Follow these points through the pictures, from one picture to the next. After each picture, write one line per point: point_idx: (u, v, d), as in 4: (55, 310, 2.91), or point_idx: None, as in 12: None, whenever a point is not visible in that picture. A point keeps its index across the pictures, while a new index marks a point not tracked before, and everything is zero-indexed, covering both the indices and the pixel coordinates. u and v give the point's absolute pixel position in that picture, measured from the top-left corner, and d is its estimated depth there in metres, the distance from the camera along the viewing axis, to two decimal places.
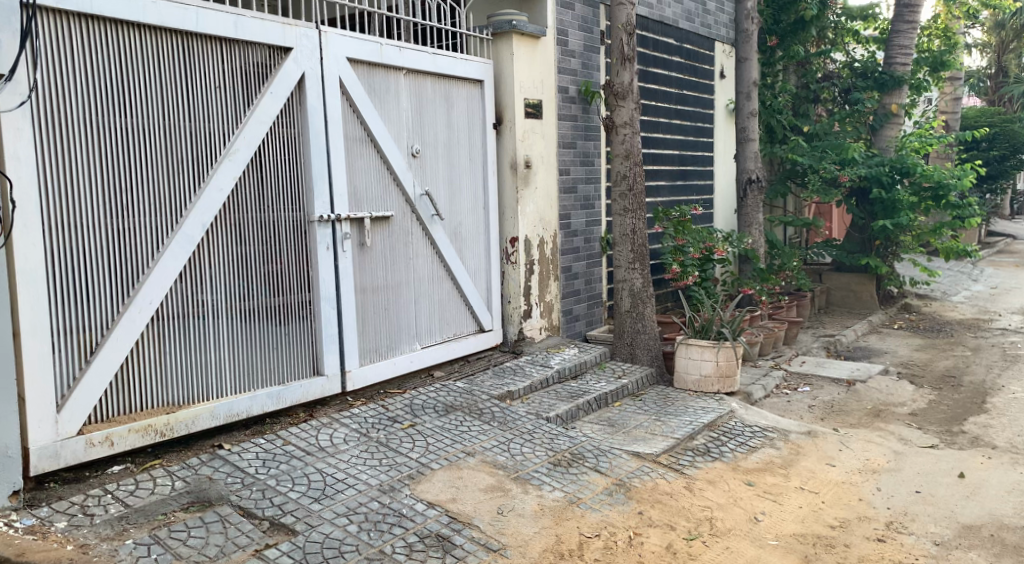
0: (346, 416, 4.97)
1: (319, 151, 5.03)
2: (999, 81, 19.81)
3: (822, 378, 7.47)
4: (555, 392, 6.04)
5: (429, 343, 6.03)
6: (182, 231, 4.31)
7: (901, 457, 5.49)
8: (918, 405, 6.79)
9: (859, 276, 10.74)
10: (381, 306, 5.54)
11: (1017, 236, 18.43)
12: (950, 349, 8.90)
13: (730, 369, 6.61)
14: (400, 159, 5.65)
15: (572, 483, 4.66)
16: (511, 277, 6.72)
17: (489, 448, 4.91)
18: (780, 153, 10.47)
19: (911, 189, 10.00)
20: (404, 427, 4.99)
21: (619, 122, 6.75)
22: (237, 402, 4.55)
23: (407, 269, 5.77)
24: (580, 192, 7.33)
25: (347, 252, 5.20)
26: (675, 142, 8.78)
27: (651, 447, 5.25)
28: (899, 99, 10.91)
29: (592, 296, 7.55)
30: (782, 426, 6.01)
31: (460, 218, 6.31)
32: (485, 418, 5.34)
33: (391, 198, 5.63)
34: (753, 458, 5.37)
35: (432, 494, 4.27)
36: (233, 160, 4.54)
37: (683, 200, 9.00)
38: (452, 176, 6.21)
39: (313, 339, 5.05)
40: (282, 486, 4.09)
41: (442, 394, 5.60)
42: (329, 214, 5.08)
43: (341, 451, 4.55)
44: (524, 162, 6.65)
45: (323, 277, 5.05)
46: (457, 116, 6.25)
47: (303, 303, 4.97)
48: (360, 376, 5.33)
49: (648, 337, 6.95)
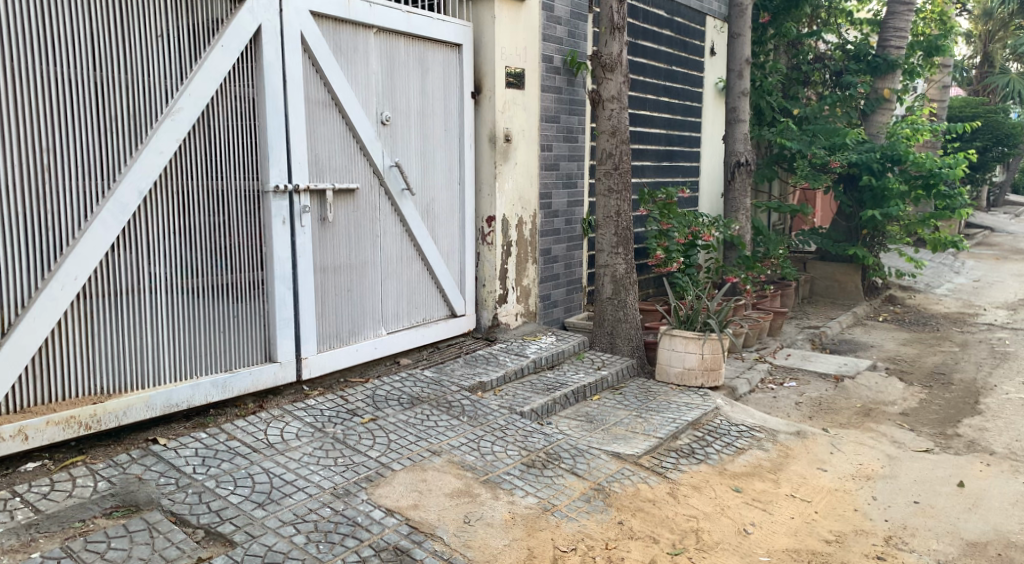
0: (300, 409, 4.52)
1: (276, 113, 4.52)
2: (984, 71, 19.66)
3: (809, 373, 7.15)
4: (531, 384, 5.63)
5: (395, 328, 5.58)
6: (115, 198, 3.80)
7: (896, 463, 5.17)
8: (909, 404, 6.48)
9: (844, 266, 10.43)
10: (343, 287, 5.08)
11: (994, 228, 18.29)
12: (937, 344, 8.62)
13: (715, 361, 6.22)
14: (367, 126, 5.16)
15: (548, 487, 4.26)
16: (486, 259, 6.29)
17: (457, 446, 4.49)
18: (768, 136, 10.08)
19: (901, 177, 9.64)
20: (364, 422, 4.54)
21: (606, 96, 6.30)
22: (177, 391, 4.08)
23: (372, 248, 5.30)
24: (562, 171, 6.89)
25: (306, 227, 4.72)
26: (663, 121, 8.35)
27: (631, 447, 4.87)
28: (891, 84, 10.51)
29: (572, 280, 7.13)
30: (770, 425, 5.66)
31: (432, 194, 5.84)
32: (454, 412, 4.91)
33: (357, 168, 5.15)
34: (741, 461, 5.01)
35: (391, 499, 3.84)
36: (175, 120, 4.03)
37: (669, 182, 8.60)
38: (424, 147, 5.73)
39: (267, 321, 4.58)
40: (222, 488, 3.63)
41: (408, 385, 5.17)
42: (286, 184, 4.59)
43: (293, 448, 4.10)
44: (503, 135, 6.19)
45: (279, 253, 4.57)
46: (433, 82, 5.76)
47: (254, 281, 4.50)
48: (318, 363, 4.87)
49: (629, 326, 6.55)
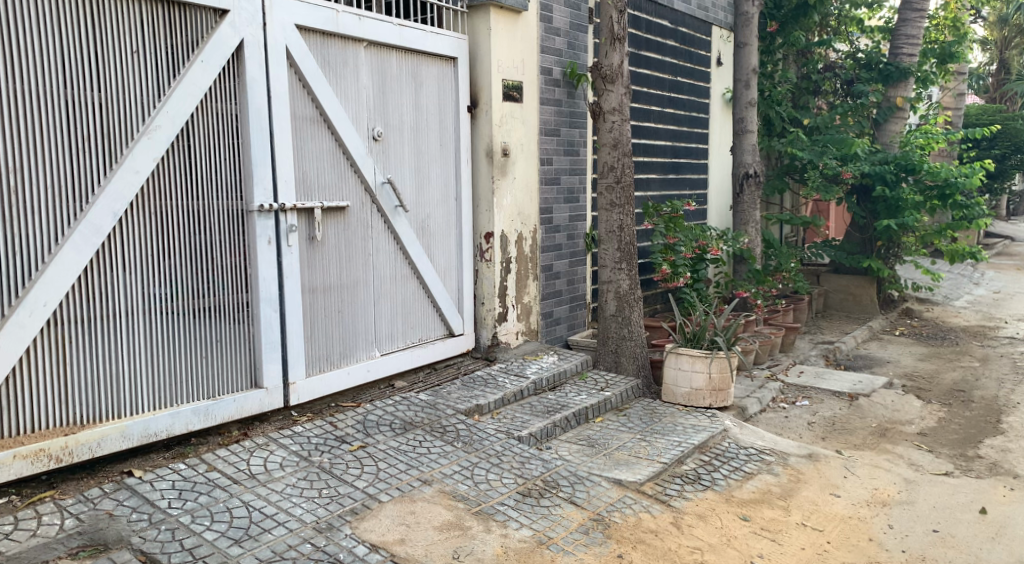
0: (285, 436, 4.34)
1: (260, 130, 4.38)
2: (1000, 77, 19.37)
3: (822, 390, 6.91)
4: (530, 406, 5.43)
5: (390, 349, 5.41)
6: (88, 220, 3.66)
7: (914, 487, 4.91)
8: (927, 424, 6.22)
9: (859, 279, 10.16)
10: (333, 308, 4.91)
11: (1014, 237, 17.92)
12: (956, 359, 8.34)
13: (723, 381, 6.02)
14: (358, 142, 5.00)
15: (544, 518, 4.05)
16: (484, 277, 6.11)
17: (449, 475, 4.30)
18: (778, 146, 9.87)
19: (916, 187, 9.43)
20: (352, 450, 4.36)
21: (607, 108, 6.12)
22: (155, 419, 3.92)
23: (365, 267, 5.14)
24: (563, 185, 6.71)
25: (293, 247, 4.56)
26: (668, 133, 8.17)
27: (633, 473, 4.65)
28: (905, 92, 10.28)
29: (575, 297, 6.94)
30: (780, 448, 5.42)
31: (428, 210, 5.68)
32: (449, 438, 4.72)
33: (348, 185, 4.99)
34: (749, 486, 4.78)
35: (377, 534, 3.65)
36: (153, 138, 3.89)
37: (675, 195, 8.40)
38: (419, 164, 5.57)
39: (252, 344, 4.42)
40: (198, 523, 3.46)
41: (401, 409, 4.98)
42: (272, 202, 4.44)
43: (275, 479, 3.92)
44: (501, 149, 6.03)
45: (263, 274, 4.41)
46: (427, 96, 5.61)
47: (238, 303, 4.34)
48: (306, 389, 4.70)
49: (634, 344, 6.33)
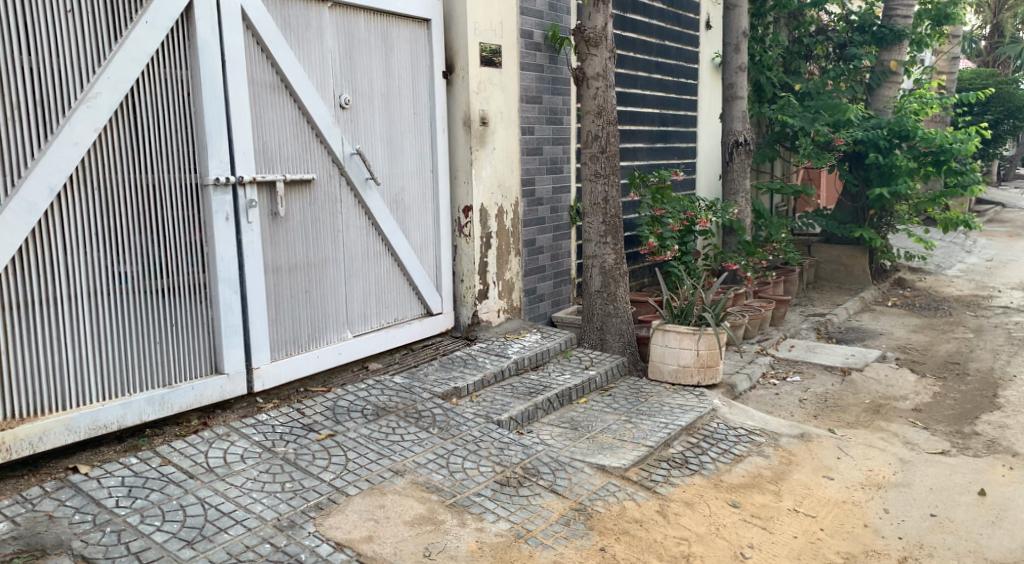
0: (248, 426, 4.09)
1: (214, 98, 4.07)
2: (993, 41, 19.01)
3: (813, 365, 6.71)
4: (511, 388, 5.20)
5: (363, 330, 5.15)
6: (21, 197, 3.38)
7: (910, 468, 4.72)
8: (922, 399, 6.02)
9: (850, 248, 9.94)
10: (300, 289, 4.65)
11: (1005, 203, 17.71)
12: (950, 330, 8.15)
13: (711, 358, 5.80)
14: (323, 110, 4.70)
15: (523, 509, 3.82)
16: (463, 253, 5.85)
17: (423, 464, 4.06)
18: (768, 113, 9.56)
19: (910, 153, 9.16)
20: (320, 439, 4.11)
21: (590, 73, 5.82)
22: (104, 410, 3.67)
23: (334, 245, 4.86)
24: (545, 155, 6.42)
25: (254, 223, 4.29)
26: (655, 100, 7.87)
27: (618, 458, 4.42)
28: (899, 55, 10.00)
29: (559, 272, 6.68)
30: (771, 428, 5.21)
31: (402, 183, 5.39)
32: (424, 424, 4.48)
33: (313, 156, 4.70)
34: (739, 470, 4.58)
35: (342, 531, 3.42)
36: (93, 107, 3.59)
37: (663, 164, 8.12)
38: (391, 134, 5.28)
39: (211, 327, 4.16)
40: (147, 524, 3.22)
41: (374, 393, 4.73)
42: (229, 175, 4.15)
43: (235, 473, 3.67)
44: (479, 117, 5.73)
45: (222, 253, 4.14)
46: (398, 62, 5.30)
47: (195, 284, 4.07)
48: (272, 374, 4.44)
49: (620, 321, 6.09)
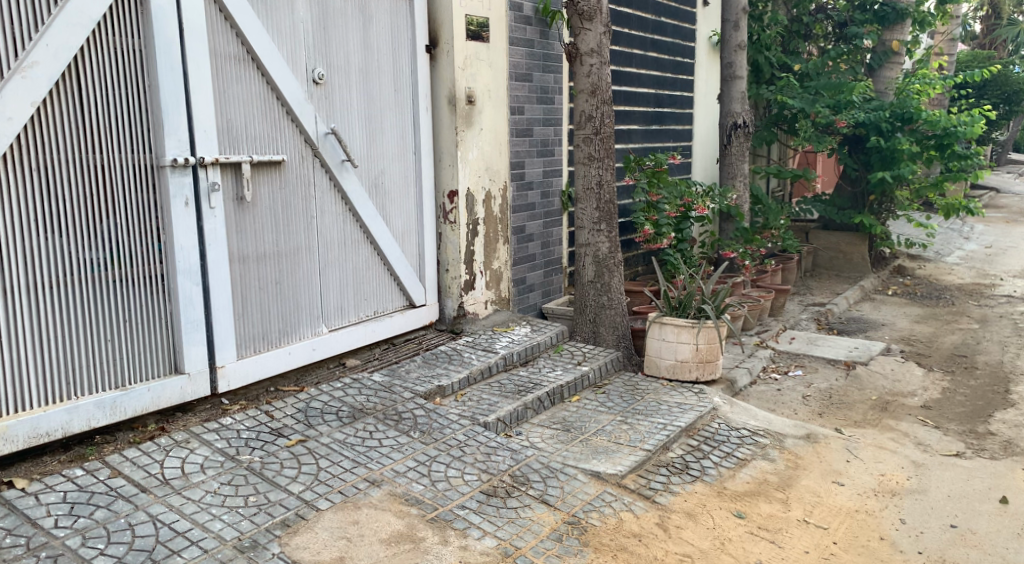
0: (210, 431, 3.73)
1: (171, 69, 3.69)
2: (989, 24, 18.65)
3: (816, 358, 6.40)
4: (499, 386, 4.86)
5: (339, 324, 4.79)
6: None
7: (925, 472, 4.42)
8: (931, 395, 5.73)
9: (850, 235, 9.62)
10: (269, 280, 4.29)
11: (1000, 189, 17.45)
12: (953, 320, 7.86)
13: (711, 352, 5.47)
14: (294, 85, 4.33)
15: (512, 523, 3.49)
16: (449, 241, 5.50)
17: (402, 473, 3.71)
18: (767, 94, 9.24)
19: (913, 137, 8.84)
20: (290, 445, 3.76)
21: (584, 50, 5.44)
22: (46, 417, 3.31)
23: (307, 233, 4.50)
24: (536, 136, 6.06)
25: (217, 209, 3.92)
26: (650, 80, 7.51)
27: (614, 464, 4.10)
28: (901, 35, 9.73)
29: (550, 261, 6.33)
30: (776, 428, 4.90)
31: (381, 165, 5.02)
32: (405, 427, 4.14)
33: (284, 136, 4.34)
34: (743, 475, 4.26)
35: (311, 552, 3.08)
36: (29, 78, 3.21)
37: (658, 148, 7.76)
38: (370, 111, 4.90)
39: (170, 324, 3.79)
40: (89, 548, 2.86)
41: (350, 394, 4.38)
42: (188, 156, 3.78)
43: (193, 485, 3.31)
44: (465, 95, 5.36)
45: (180, 242, 3.77)
46: (377, 34, 4.92)
47: (151, 276, 3.70)
48: (238, 373, 4.09)
49: (614, 313, 5.75)
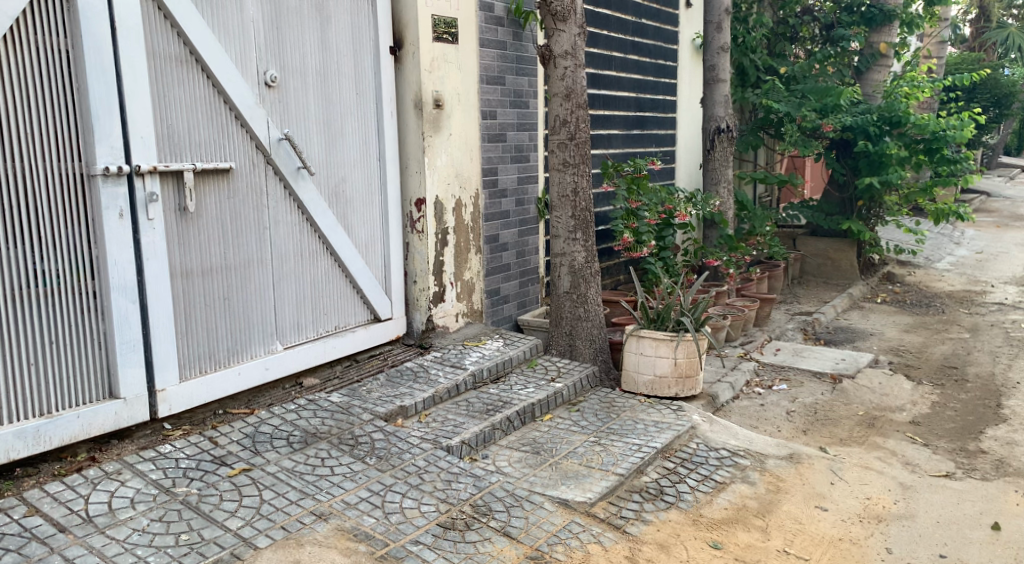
0: (146, 461, 3.47)
1: (101, 72, 3.46)
2: (979, 27, 18.51)
3: (801, 371, 6.17)
4: (466, 406, 4.60)
5: (296, 341, 4.54)
6: None
7: (914, 495, 4.18)
8: (920, 410, 5.50)
9: (838, 242, 9.40)
10: (216, 296, 4.04)
11: (990, 193, 17.27)
12: (943, 330, 7.64)
13: (691, 367, 5.23)
14: (243, 88, 4.08)
15: (468, 560, 3.23)
16: (416, 251, 5.23)
17: (353, 505, 3.46)
18: (752, 98, 9.03)
19: (901, 141, 8.64)
20: (232, 475, 3.51)
21: (558, 52, 5.20)
22: None
23: (259, 245, 4.26)
24: (509, 141, 5.81)
25: (155, 221, 3.68)
26: (631, 83, 7.28)
27: (583, 491, 3.85)
28: (888, 37, 9.52)
29: (525, 272, 6.08)
30: (757, 447, 4.66)
31: (342, 172, 4.76)
32: (360, 453, 3.88)
33: (232, 142, 4.09)
34: (721, 500, 4.02)
35: None
36: None
37: (640, 153, 7.53)
38: (329, 115, 4.65)
39: (104, 344, 3.56)
40: None
41: (305, 416, 4.12)
42: (122, 165, 3.54)
43: (120, 523, 3.06)
44: (432, 100, 5.12)
45: (114, 257, 3.54)
46: (336, 34, 4.67)
47: (82, 293, 3.47)
48: (180, 397, 3.84)
49: (591, 325, 5.51)
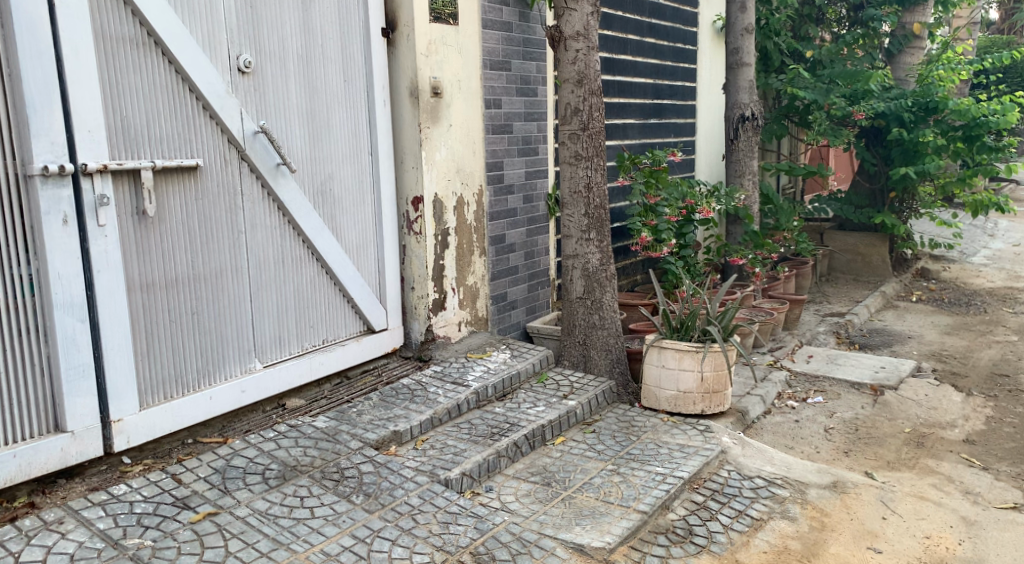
0: (95, 507, 3.02)
1: (38, 56, 2.98)
2: (1009, 9, 17.78)
3: (837, 382, 5.64)
4: (468, 429, 4.11)
5: (277, 358, 4.06)
6: None
7: (980, 533, 3.65)
8: (974, 426, 4.96)
9: (868, 236, 8.85)
10: (183, 311, 3.57)
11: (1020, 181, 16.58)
12: (988, 331, 7.07)
13: (718, 382, 4.72)
14: (210, 75, 3.59)
15: None
16: (414, 254, 4.73)
17: (332, 557, 2.97)
18: (776, 84, 8.45)
19: (938, 128, 7.98)
20: (195, 521, 3.04)
21: (568, 32, 4.67)
22: None
23: (233, 251, 3.78)
24: (516, 133, 5.30)
25: (108, 227, 3.21)
26: (648, 69, 6.75)
27: (601, 533, 3.35)
28: (924, 17, 9.05)
29: (534, 274, 5.57)
30: (797, 474, 4.14)
31: (329, 168, 4.27)
32: (346, 490, 3.40)
33: (200, 137, 3.61)
34: (758, 541, 3.51)
35: None
36: None
37: (658, 143, 7.00)
38: (313, 104, 4.16)
39: (49, 371, 3.10)
40: None
41: (285, 446, 3.63)
42: (66, 163, 3.07)
43: None
44: (430, 87, 4.61)
45: (59, 269, 3.07)
46: (321, 14, 4.17)
47: (21, 312, 3.01)
48: (140, 428, 3.37)
49: (607, 334, 4.99)
